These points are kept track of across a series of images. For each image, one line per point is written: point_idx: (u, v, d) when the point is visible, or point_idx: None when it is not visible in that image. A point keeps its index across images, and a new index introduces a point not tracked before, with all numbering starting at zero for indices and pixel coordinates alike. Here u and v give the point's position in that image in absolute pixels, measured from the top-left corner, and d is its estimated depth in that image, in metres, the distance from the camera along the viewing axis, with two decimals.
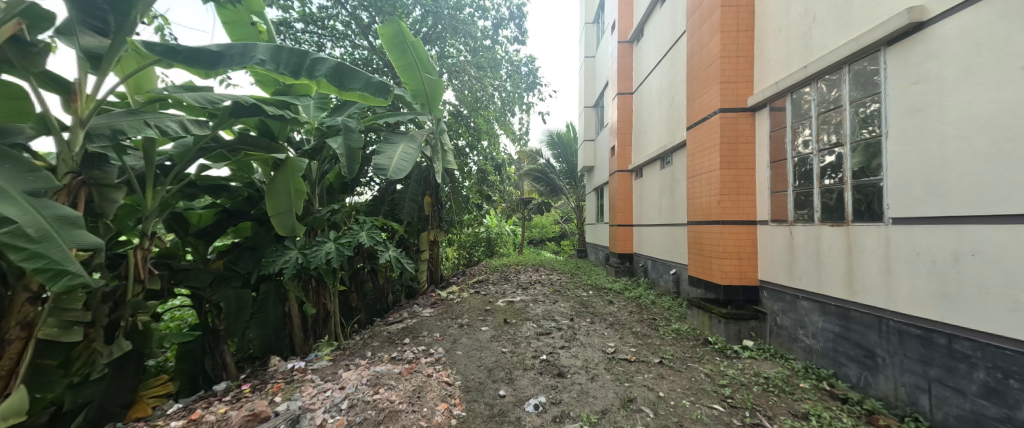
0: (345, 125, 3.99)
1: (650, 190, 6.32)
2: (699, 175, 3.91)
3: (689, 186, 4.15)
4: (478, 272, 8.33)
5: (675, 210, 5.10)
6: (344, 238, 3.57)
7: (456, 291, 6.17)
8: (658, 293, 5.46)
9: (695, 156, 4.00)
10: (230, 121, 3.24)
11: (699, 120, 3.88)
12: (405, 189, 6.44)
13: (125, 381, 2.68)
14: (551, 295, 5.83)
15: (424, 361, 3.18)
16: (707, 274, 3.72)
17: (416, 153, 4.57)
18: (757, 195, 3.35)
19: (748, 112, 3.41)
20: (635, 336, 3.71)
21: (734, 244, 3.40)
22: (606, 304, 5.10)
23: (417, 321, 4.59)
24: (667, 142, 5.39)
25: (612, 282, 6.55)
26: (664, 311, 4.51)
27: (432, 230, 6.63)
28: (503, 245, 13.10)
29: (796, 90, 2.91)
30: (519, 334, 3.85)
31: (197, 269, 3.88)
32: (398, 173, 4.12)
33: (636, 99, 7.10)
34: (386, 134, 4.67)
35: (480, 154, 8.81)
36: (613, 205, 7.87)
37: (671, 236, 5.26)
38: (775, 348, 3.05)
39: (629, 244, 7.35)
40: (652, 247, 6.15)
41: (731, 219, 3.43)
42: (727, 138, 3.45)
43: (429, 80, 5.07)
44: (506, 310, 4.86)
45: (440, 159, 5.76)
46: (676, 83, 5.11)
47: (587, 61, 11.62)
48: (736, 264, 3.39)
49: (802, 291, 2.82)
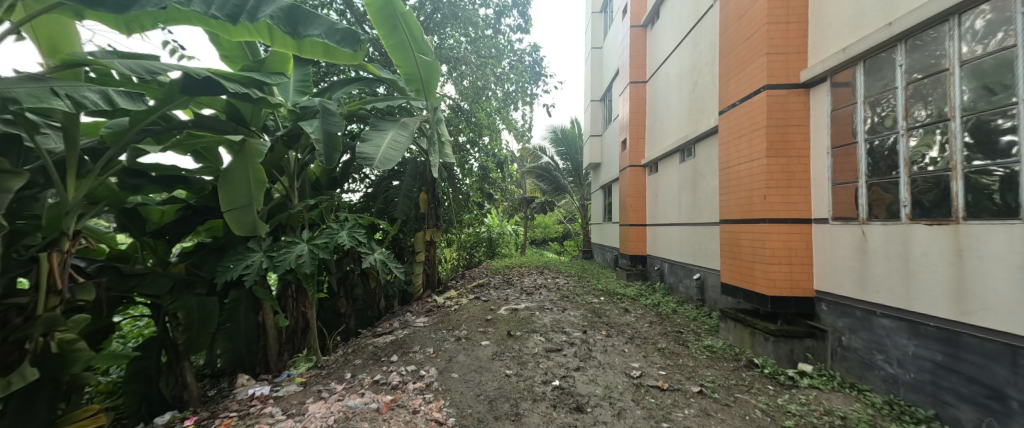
0: (324, 108, 3.44)
1: (668, 186, 5.74)
2: (735, 166, 3.34)
3: (722, 179, 3.59)
4: (479, 275, 7.80)
5: (701, 208, 4.53)
6: (320, 239, 3.03)
7: (455, 297, 5.63)
8: (679, 299, 4.91)
9: (730, 144, 3.45)
10: (181, 98, 2.72)
11: (737, 100, 3.31)
12: (399, 185, 5.91)
13: (34, 419, 2.14)
14: (559, 301, 5.29)
15: (411, 388, 2.64)
16: (748, 282, 3.15)
17: (407, 141, 4.03)
18: (814, 187, 2.78)
19: (802, 88, 2.85)
20: (662, 355, 3.15)
21: (784, 246, 2.83)
22: (622, 314, 4.54)
23: (408, 332, 4.05)
24: (690, 132, 4.82)
25: (625, 287, 6.01)
26: (691, 323, 3.94)
27: (429, 230, 6.10)
28: (505, 245, 12.57)
29: (872, 55, 2.33)
30: (525, 351, 3.30)
31: (154, 275, 3.28)
32: (386, 164, 3.58)
33: (650, 88, 6.54)
34: (373, 120, 4.13)
35: (480, 150, 8.29)
36: (624, 203, 7.28)
37: (696, 237, 4.68)
38: (841, 374, 2.49)
39: (642, 245, 6.77)
40: (671, 249, 5.57)
41: (781, 217, 2.86)
42: (775, 119, 2.88)
43: (422, 61, 4.55)
44: (510, 319, 4.32)
45: (436, 151, 5.24)
46: (702, 65, 4.54)
47: (594, 53, 11.04)
48: (787, 271, 2.82)
49: (881, 306, 2.24)
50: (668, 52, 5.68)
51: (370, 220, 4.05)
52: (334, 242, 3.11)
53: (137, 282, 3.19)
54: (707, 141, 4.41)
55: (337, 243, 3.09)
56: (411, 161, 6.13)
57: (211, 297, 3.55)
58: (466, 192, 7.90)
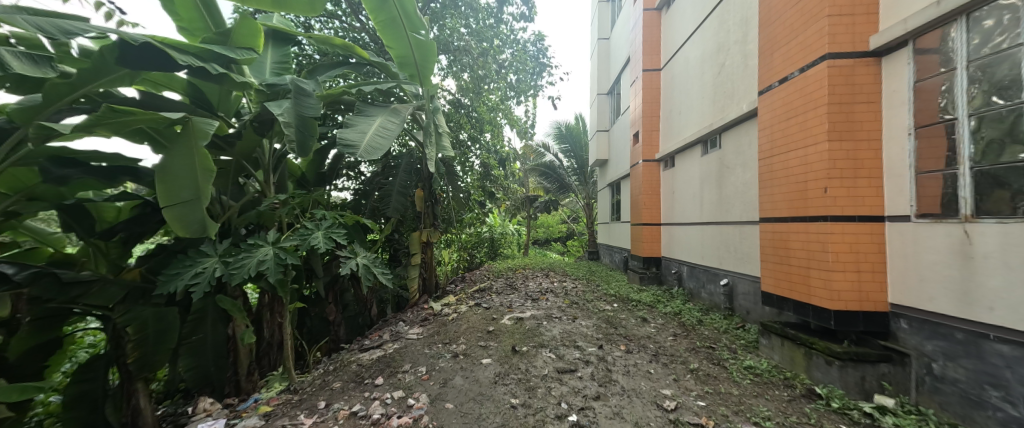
0: (298, 87, 2.96)
1: (687, 182, 5.23)
2: (784, 154, 2.84)
3: (765, 170, 3.08)
4: (479, 278, 7.30)
5: (730, 205, 4.02)
6: (288, 240, 2.55)
7: (453, 303, 5.15)
8: (702, 307, 4.40)
9: (775, 128, 2.93)
10: (119, 70, 2.29)
11: (786, 76, 2.80)
12: (392, 181, 5.44)
13: None
14: (567, 308, 4.80)
15: (395, 425, 2.14)
16: (801, 292, 2.64)
17: (398, 128, 3.55)
18: (888, 178, 2.27)
19: (871, 57, 2.33)
20: (697, 379, 2.63)
21: (851, 249, 2.32)
22: (642, 324, 4.03)
23: (399, 346, 3.56)
24: (716, 120, 4.31)
25: (639, 292, 5.51)
26: (724, 337, 3.41)
27: (426, 230, 5.56)
28: (508, 246, 12.08)
29: (978, 7, 1.77)
30: (532, 373, 2.80)
31: (102, 282, 2.86)
32: (372, 153, 3.11)
33: (665, 76, 6.01)
34: (360, 105, 3.65)
35: (481, 146, 7.84)
36: (636, 201, 6.76)
37: (724, 238, 4.16)
38: (932, 412, 1.98)
39: (656, 246, 6.25)
40: (691, 251, 5.05)
41: (846, 214, 2.35)
42: (839, 95, 2.37)
43: (416, 41, 4.12)
44: (514, 331, 3.83)
45: (432, 144, 4.78)
46: (730, 45, 4.03)
47: (601, 44, 10.51)
48: (854, 280, 2.31)
49: (993, 329, 1.70)
50: (688, 35, 5.16)
51: (357, 218, 3.56)
52: (306, 245, 2.62)
53: (82, 290, 2.76)
54: (738, 129, 3.89)
55: (310, 246, 2.60)
56: (406, 155, 5.65)
57: (170, 308, 3.07)
58: (467, 190, 7.44)
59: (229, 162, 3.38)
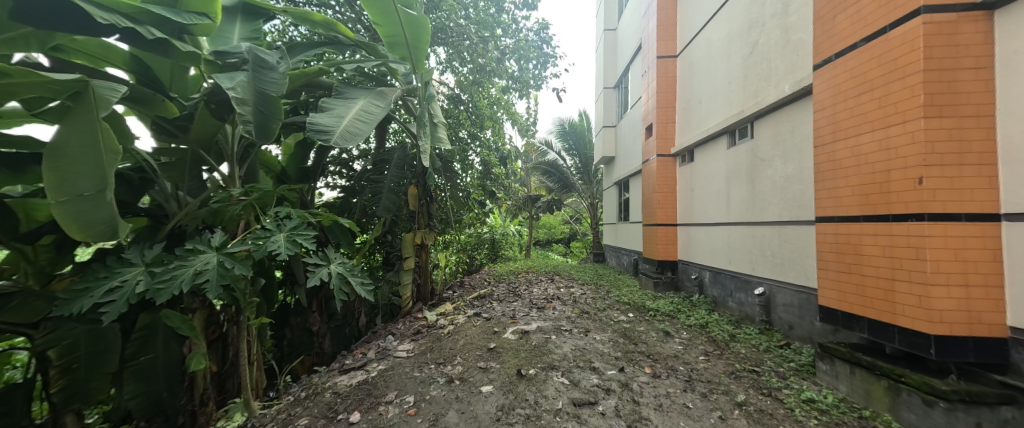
0: (256, 58, 2.43)
1: (710, 177, 4.71)
2: (853, 139, 2.29)
3: (824, 159, 2.53)
4: (479, 283, 6.80)
5: (768, 203, 3.49)
6: (237, 246, 2.03)
7: (450, 312, 4.65)
8: (731, 319, 3.89)
9: (841, 107, 2.38)
10: (24, 28, 1.95)
11: (858, 42, 2.26)
12: (382, 177, 4.97)
13: None
14: (578, 319, 4.30)
15: None
16: (878, 309, 2.10)
17: (384, 111, 3.04)
18: (1006, 164, 1.72)
19: (983, 9, 1.78)
20: (749, 418, 2.10)
21: (956, 258, 1.78)
22: (665, 339, 3.50)
23: (385, 367, 3.04)
24: (747, 107, 3.79)
25: (655, 300, 5.00)
26: (767, 358, 2.89)
27: (419, 231, 5.02)
28: (509, 247, 11.58)
29: None
30: (543, 407, 2.28)
31: (26, 294, 2.36)
32: (350, 139, 2.61)
33: (683, 63, 5.49)
34: (338, 85, 3.12)
35: (481, 143, 7.40)
36: (649, 200, 6.23)
37: (759, 240, 3.64)
38: None
39: (672, 249, 5.73)
40: (715, 255, 4.53)
41: (949, 211, 1.79)
42: (937, 59, 1.83)
43: (407, 17, 3.62)
44: (519, 347, 3.32)
45: (427, 135, 4.27)
46: (767, 19, 3.51)
47: (607, 36, 10.00)
48: (961, 297, 1.77)
49: None
50: (711, 14, 4.64)
51: (335, 219, 3.04)
52: (261, 252, 2.10)
53: None
54: (777, 115, 3.37)
55: (264, 253, 2.07)
56: (398, 148, 5.19)
57: (109, 325, 2.57)
58: (466, 189, 6.95)
59: (183, 152, 2.86)
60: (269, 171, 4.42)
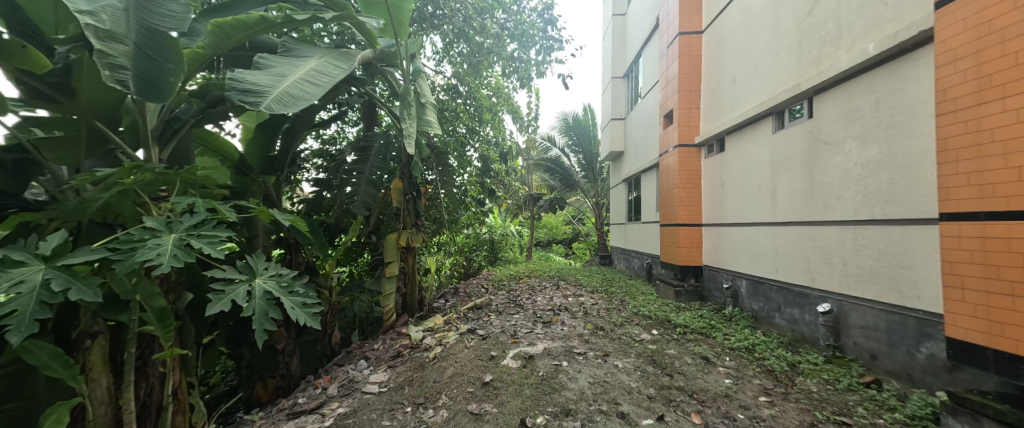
0: None
1: (747, 169, 3.99)
2: (1021, 99, 1.51)
3: (961, 130, 1.76)
4: (476, 290, 6.07)
5: (837, 198, 2.77)
6: (87, 254, 1.33)
7: (441, 328, 3.94)
8: (782, 340, 3.16)
9: (993, 52, 1.61)
10: None
11: None
12: (360, 168, 4.27)
13: None
14: (592, 337, 3.60)
15: None
16: None
17: (346, 72, 2.31)
18: None
19: None
20: None
21: None
22: (707, 369, 2.77)
23: (346, 412, 2.31)
24: (805, 79, 3.07)
25: (680, 312, 4.28)
26: (855, 403, 2.15)
27: (404, 231, 4.26)
28: (509, 249, 10.87)
29: None
30: None
31: None
32: (291, 104, 1.91)
33: (711, 38, 4.75)
34: (286, 41, 2.41)
35: (480, 137, 6.77)
36: (668, 197, 5.49)
37: (823, 244, 2.91)
38: None
39: (696, 253, 5.00)
40: (755, 261, 3.80)
41: None
42: None
43: None
44: (523, 380, 2.61)
45: (412, 119, 3.57)
46: None
47: (616, 21, 9.28)
48: None
49: None
50: None
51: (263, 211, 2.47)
52: (127, 267, 1.38)
53: None
54: (854, 85, 2.65)
55: (135, 267, 1.38)
56: (381, 134, 4.48)
57: None
58: (462, 186, 6.26)
59: (76, 122, 2.19)
60: (225, 160, 3.85)
